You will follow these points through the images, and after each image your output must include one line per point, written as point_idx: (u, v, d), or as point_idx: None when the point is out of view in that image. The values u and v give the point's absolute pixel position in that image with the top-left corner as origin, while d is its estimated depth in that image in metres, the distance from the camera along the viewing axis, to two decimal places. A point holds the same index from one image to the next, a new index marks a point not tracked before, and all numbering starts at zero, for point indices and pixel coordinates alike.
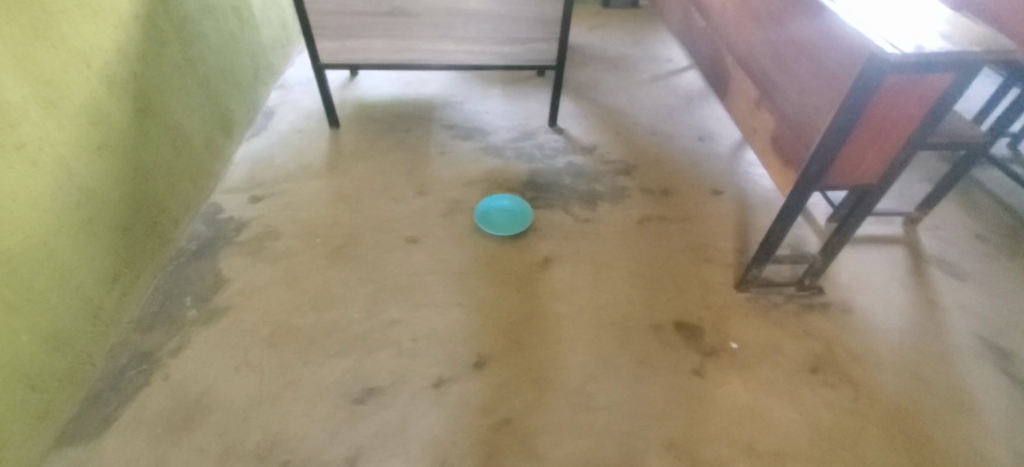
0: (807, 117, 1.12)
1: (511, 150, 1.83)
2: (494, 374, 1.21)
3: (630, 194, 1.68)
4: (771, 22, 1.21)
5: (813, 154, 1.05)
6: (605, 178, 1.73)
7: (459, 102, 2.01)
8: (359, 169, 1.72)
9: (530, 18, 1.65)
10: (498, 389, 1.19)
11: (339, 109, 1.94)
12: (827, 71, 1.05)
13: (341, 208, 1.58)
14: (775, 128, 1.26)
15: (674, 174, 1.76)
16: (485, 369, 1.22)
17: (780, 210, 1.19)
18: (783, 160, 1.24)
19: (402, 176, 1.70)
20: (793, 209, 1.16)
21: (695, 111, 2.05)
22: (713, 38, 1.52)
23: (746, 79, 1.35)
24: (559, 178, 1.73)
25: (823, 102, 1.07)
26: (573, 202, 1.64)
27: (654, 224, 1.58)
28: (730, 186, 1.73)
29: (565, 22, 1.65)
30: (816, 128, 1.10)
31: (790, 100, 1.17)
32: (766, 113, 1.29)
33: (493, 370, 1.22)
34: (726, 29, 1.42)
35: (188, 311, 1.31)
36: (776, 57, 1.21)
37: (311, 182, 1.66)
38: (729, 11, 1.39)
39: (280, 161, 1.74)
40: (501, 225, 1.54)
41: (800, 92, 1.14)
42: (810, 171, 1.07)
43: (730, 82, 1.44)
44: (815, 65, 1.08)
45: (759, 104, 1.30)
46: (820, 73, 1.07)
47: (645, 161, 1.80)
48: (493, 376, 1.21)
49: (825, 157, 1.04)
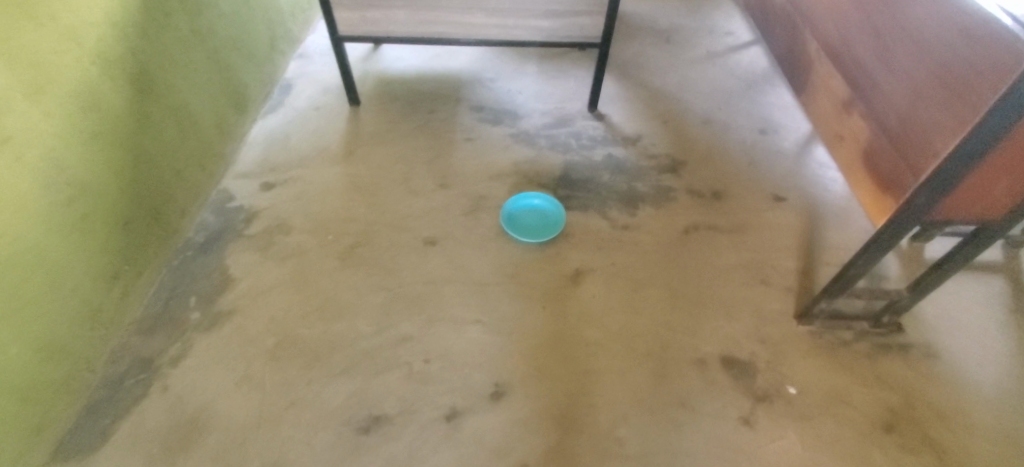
0: (918, 130, 0.89)
1: (544, 138, 1.65)
2: (515, 409, 1.09)
3: (676, 196, 1.49)
4: (874, 8, 0.97)
5: (924, 185, 0.82)
6: (648, 176, 1.55)
7: (489, 80, 1.83)
8: (379, 157, 1.58)
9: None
10: (519, 428, 1.06)
11: (360, 84, 1.79)
12: (952, 75, 0.81)
13: (355, 201, 1.46)
14: (868, 140, 1.03)
15: (729, 174, 1.56)
16: (505, 402, 1.10)
17: (866, 244, 0.97)
18: (875, 179, 1.01)
19: (424, 166, 1.56)
20: (884, 244, 0.95)
21: (757, 97, 1.80)
22: (794, 19, 1.28)
23: (832, 74, 1.12)
24: (597, 174, 1.55)
25: (943, 116, 0.83)
26: (612, 204, 1.47)
27: (702, 235, 1.40)
28: (793, 191, 1.51)
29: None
30: (931, 147, 0.87)
31: (895, 108, 0.94)
32: (857, 118, 1.06)
33: (515, 403, 1.09)
34: (812, 10, 1.18)
35: (191, 314, 1.21)
36: (877, 53, 0.98)
37: (327, 169, 1.54)
38: None
39: (294, 143, 1.61)
40: (530, 230, 1.39)
41: (909, 97, 0.90)
42: (915, 204, 0.85)
43: (810, 76, 1.21)
44: (934, 66, 0.84)
45: (848, 108, 1.07)
46: (942, 76, 0.83)
47: (696, 157, 1.60)
48: (513, 412, 1.08)
49: (940, 189, 0.81)
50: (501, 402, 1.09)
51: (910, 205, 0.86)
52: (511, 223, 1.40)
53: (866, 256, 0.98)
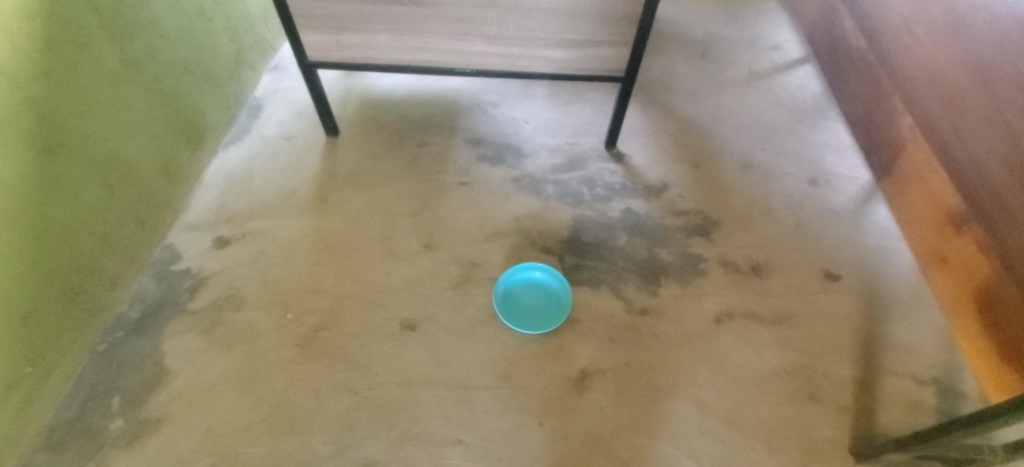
0: None
1: (552, 184, 1.38)
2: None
3: (707, 270, 1.24)
4: None
5: None
6: (674, 240, 1.28)
7: (491, 104, 1.54)
8: (355, 205, 1.32)
9: (598, 13, 1.15)
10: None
11: (336, 108, 1.52)
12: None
13: (324, 267, 1.22)
14: None
15: (772, 241, 1.28)
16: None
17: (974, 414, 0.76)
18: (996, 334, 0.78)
19: (408, 219, 1.31)
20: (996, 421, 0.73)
21: (807, 134, 1.49)
22: None
23: None
24: (614, 236, 1.29)
25: None
26: (628, 280, 1.22)
27: (738, 326, 1.16)
28: (851, 266, 1.24)
29: (645, 19, 1.14)
30: None
31: None
32: None
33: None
34: None
35: (112, 422, 1.02)
36: None
37: (291, 220, 1.29)
38: None
39: (258, 184, 1.35)
40: (527, 315, 1.16)
41: None
42: None
43: None
44: None
45: None
46: None
47: (733, 215, 1.32)
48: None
49: None
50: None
51: None
52: (505, 304, 1.17)
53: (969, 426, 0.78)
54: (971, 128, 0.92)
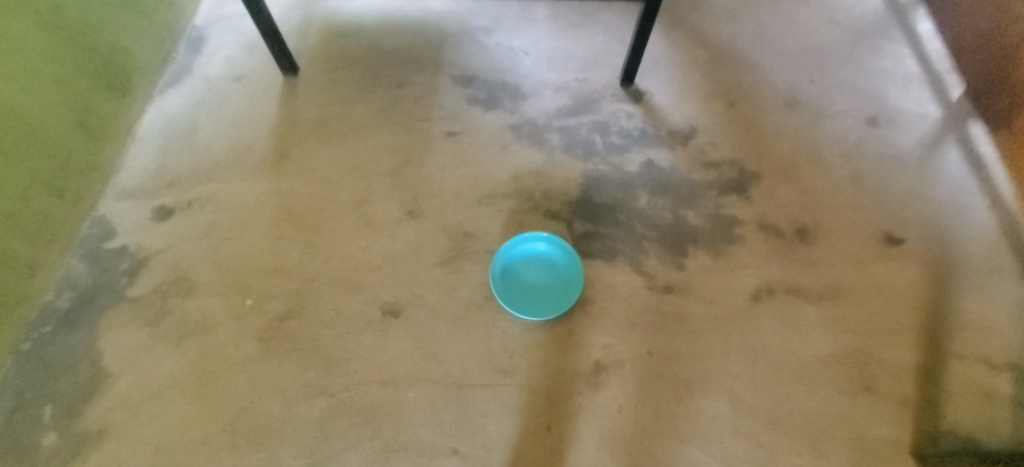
0: None
1: (557, 131, 1.16)
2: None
3: (743, 236, 1.04)
4: None
5: None
6: (704, 200, 1.08)
7: (483, 30, 1.28)
8: (322, 163, 1.10)
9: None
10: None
11: (295, 39, 1.25)
12: None
13: (288, 242, 1.03)
14: None
15: (822, 197, 1.07)
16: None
17: None
18: None
19: (387, 179, 1.10)
20: None
21: (865, 60, 1.23)
22: None
23: None
24: (632, 197, 1.09)
25: None
26: (650, 250, 1.03)
27: (781, 303, 0.97)
28: (915, 227, 1.04)
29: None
30: None
31: None
32: None
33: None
34: None
35: (45, 437, 0.86)
36: None
37: (246, 183, 1.08)
38: None
39: (204, 139, 1.12)
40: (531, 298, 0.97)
41: None
42: None
43: None
44: None
45: None
46: None
47: (775, 166, 1.10)
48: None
49: None
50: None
51: None
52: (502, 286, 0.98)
53: None
54: None
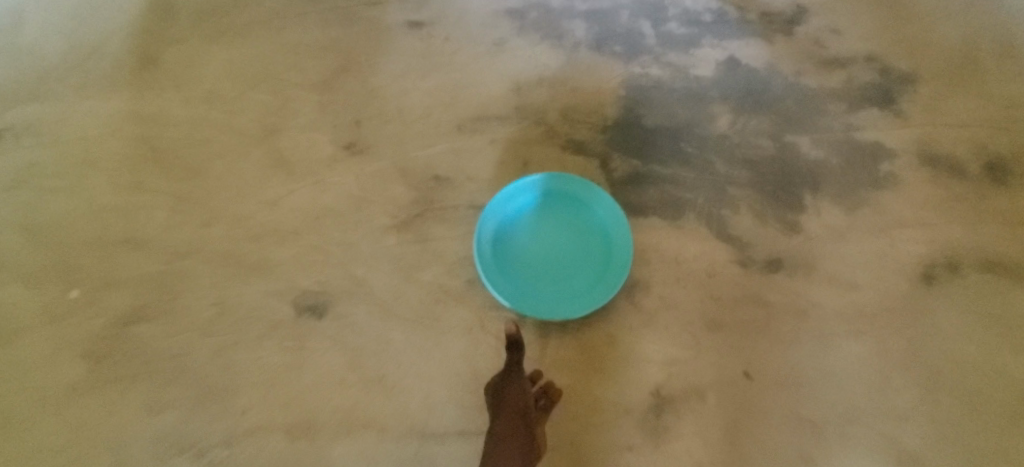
0: None
1: (583, 18, 0.73)
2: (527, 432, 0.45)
3: (894, 176, 0.63)
4: None
5: None
6: (824, 120, 0.66)
7: None
8: (211, 71, 0.70)
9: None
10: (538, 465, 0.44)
11: None
12: None
13: (147, 194, 0.64)
14: None
15: (1019, 113, 0.65)
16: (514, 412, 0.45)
17: None
18: None
19: (312, 95, 0.69)
20: None
21: None
22: None
23: None
24: (705, 116, 0.67)
25: None
26: (739, 201, 0.62)
27: (971, 290, 0.58)
28: None
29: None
30: None
31: None
32: None
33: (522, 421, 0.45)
34: None
35: None
36: None
37: (87, 104, 0.68)
38: None
39: (27, 36, 0.71)
40: (543, 284, 0.58)
41: None
42: None
43: None
44: None
45: None
46: None
47: (940, 63, 0.68)
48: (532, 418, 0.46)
49: None
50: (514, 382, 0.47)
51: None
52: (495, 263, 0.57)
53: None
54: None
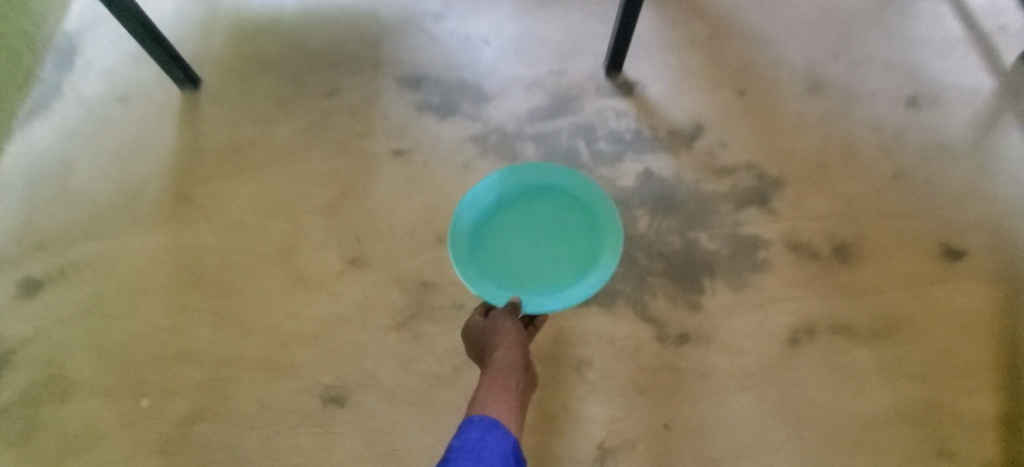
0: None
1: (532, 141, 0.93)
2: (508, 365, 0.64)
3: (770, 261, 0.84)
4: None
5: None
6: (717, 218, 0.87)
7: (432, 15, 1.02)
8: (234, 203, 0.87)
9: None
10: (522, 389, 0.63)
11: (193, 40, 0.98)
12: None
13: (193, 314, 0.80)
14: None
15: (861, 204, 0.86)
16: (499, 353, 0.65)
17: None
18: None
19: (319, 219, 0.86)
20: None
21: (899, 26, 0.98)
22: None
23: None
24: (629, 219, 0.87)
25: None
26: (657, 288, 0.82)
27: (825, 348, 0.78)
28: (979, 234, 0.83)
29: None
30: None
31: None
32: None
33: (504, 359, 0.64)
34: None
35: None
36: None
37: (136, 241, 0.84)
38: None
39: (80, 185, 0.88)
40: (539, 265, 0.77)
41: None
42: None
43: None
44: None
45: None
46: None
47: (802, 168, 0.90)
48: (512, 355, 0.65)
49: None
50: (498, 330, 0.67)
51: None
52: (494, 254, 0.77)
53: None
54: None
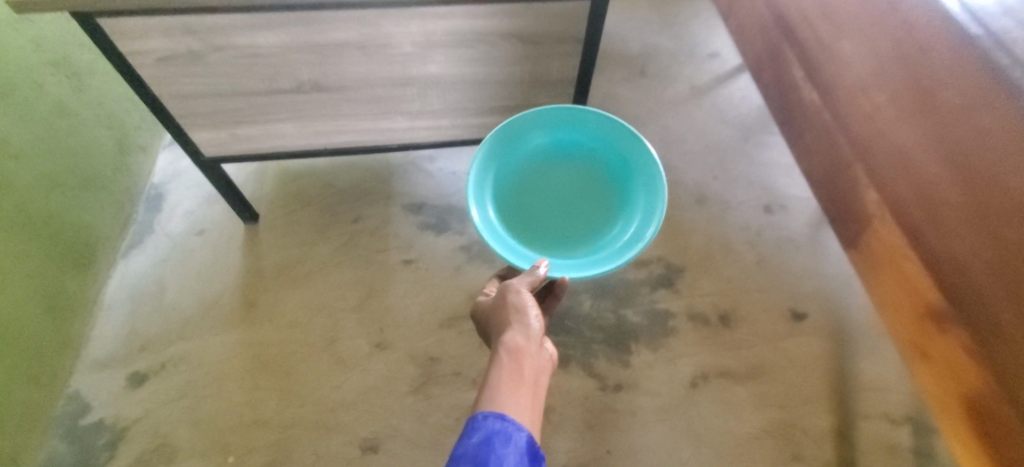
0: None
1: None
2: (523, 341, 0.73)
3: (677, 327, 1.19)
4: (937, 130, 0.58)
5: None
6: (639, 298, 1.22)
7: (426, 157, 1.40)
8: (288, 305, 1.18)
9: (529, 55, 0.96)
10: (537, 359, 0.72)
11: (251, 185, 1.34)
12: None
13: (262, 391, 1.10)
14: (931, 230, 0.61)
15: (736, 284, 1.23)
16: (513, 328, 0.75)
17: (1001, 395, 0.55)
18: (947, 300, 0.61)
19: (351, 314, 1.18)
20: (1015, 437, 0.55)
21: (756, 156, 1.42)
22: (805, 77, 0.81)
23: (863, 182, 0.71)
24: (577, 301, 1.21)
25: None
26: (598, 352, 1.15)
27: (715, 388, 1.12)
28: (815, 302, 1.21)
29: (586, 55, 0.97)
30: None
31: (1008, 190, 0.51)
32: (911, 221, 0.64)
33: (518, 334, 0.74)
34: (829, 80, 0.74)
35: None
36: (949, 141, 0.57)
37: (216, 338, 1.15)
38: (852, 56, 0.69)
39: (172, 299, 1.19)
40: (565, 210, 0.99)
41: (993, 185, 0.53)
42: None
43: (844, 175, 0.74)
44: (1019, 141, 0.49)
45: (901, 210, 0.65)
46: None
47: (695, 259, 1.27)
48: (527, 331, 0.75)
49: None
50: (511, 308, 0.78)
51: None
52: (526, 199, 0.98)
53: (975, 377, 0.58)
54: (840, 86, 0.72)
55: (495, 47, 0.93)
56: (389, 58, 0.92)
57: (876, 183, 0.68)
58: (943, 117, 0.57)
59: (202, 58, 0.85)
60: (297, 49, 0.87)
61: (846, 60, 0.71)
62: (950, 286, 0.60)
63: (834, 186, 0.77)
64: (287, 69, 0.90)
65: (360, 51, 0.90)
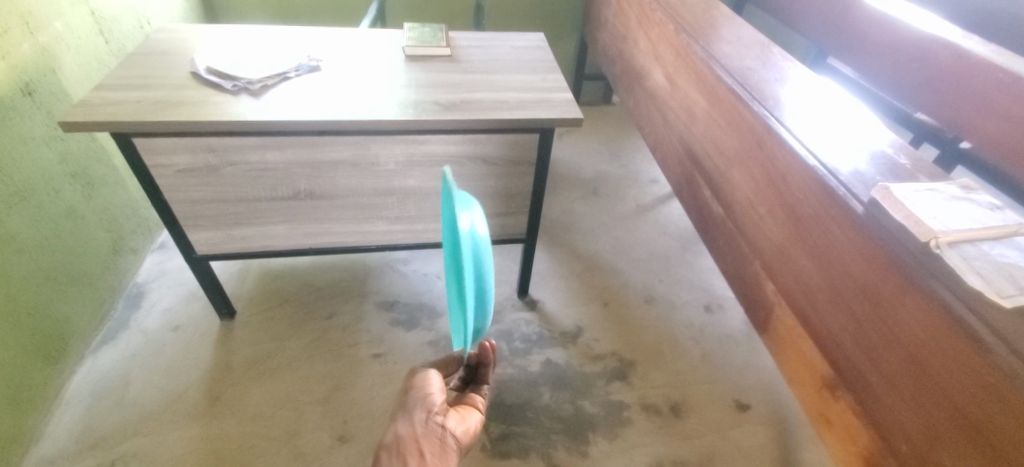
0: (873, 310, 0.63)
1: None
2: (407, 429, 0.74)
3: (631, 417, 1.25)
4: (803, 231, 0.74)
5: (953, 413, 0.54)
6: (595, 389, 1.30)
7: (401, 261, 1.54)
8: (253, 399, 1.22)
9: (493, 175, 1.14)
10: (422, 443, 0.73)
11: (233, 285, 1.44)
12: (883, 260, 0.61)
13: None
14: (808, 316, 0.75)
15: (684, 376, 1.33)
16: (399, 420, 0.76)
17: (879, 444, 0.64)
18: (828, 369, 0.72)
19: (317, 408, 1.21)
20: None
21: (694, 263, 1.61)
22: (712, 195, 1.00)
23: (763, 279, 0.86)
24: (537, 393, 1.29)
25: (878, 276, 0.62)
26: (557, 442, 1.20)
27: None
28: (757, 394, 1.31)
29: (538, 177, 1.14)
30: (887, 323, 0.61)
31: (851, 274, 0.66)
32: (797, 308, 0.77)
33: (402, 423, 0.75)
34: (730, 199, 0.93)
35: None
36: (813, 243, 0.72)
37: (176, 432, 1.16)
38: (741, 182, 0.89)
39: (136, 393, 1.21)
40: None
41: (841, 273, 0.68)
42: (925, 441, 0.57)
43: (747, 270, 0.91)
44: (854, 236, 0.65)
45: (788, 297, 0.79)
46: (861, 249, 0.64)
47: (646, 353, 1.38)
48: (411, 415, 0.75)
49: (959, 439, 0.54)
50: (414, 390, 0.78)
51: (937, 430, 0.56)
52: None
53: (863, 438, 0.67)
54: (737, 199, 0.91)
55: (463, 167, 1.11)
56: (375, 174, 1.08)
57: (771, 277, 0.83)
58: (802, 219, 0.74)
59: (216, 171, 1.00)
60: (299, 164, 1.03)
61: (737, 182, 0.90)
62: (825, 353, 0.72)
63: (742, 281, 0.93)
64: (287, 180, 1.05)
65: (352, 167, 1.06)
